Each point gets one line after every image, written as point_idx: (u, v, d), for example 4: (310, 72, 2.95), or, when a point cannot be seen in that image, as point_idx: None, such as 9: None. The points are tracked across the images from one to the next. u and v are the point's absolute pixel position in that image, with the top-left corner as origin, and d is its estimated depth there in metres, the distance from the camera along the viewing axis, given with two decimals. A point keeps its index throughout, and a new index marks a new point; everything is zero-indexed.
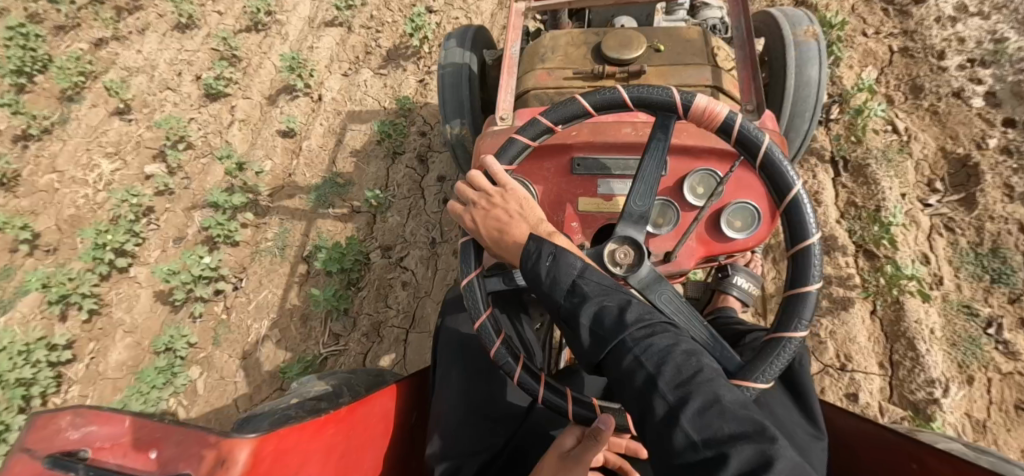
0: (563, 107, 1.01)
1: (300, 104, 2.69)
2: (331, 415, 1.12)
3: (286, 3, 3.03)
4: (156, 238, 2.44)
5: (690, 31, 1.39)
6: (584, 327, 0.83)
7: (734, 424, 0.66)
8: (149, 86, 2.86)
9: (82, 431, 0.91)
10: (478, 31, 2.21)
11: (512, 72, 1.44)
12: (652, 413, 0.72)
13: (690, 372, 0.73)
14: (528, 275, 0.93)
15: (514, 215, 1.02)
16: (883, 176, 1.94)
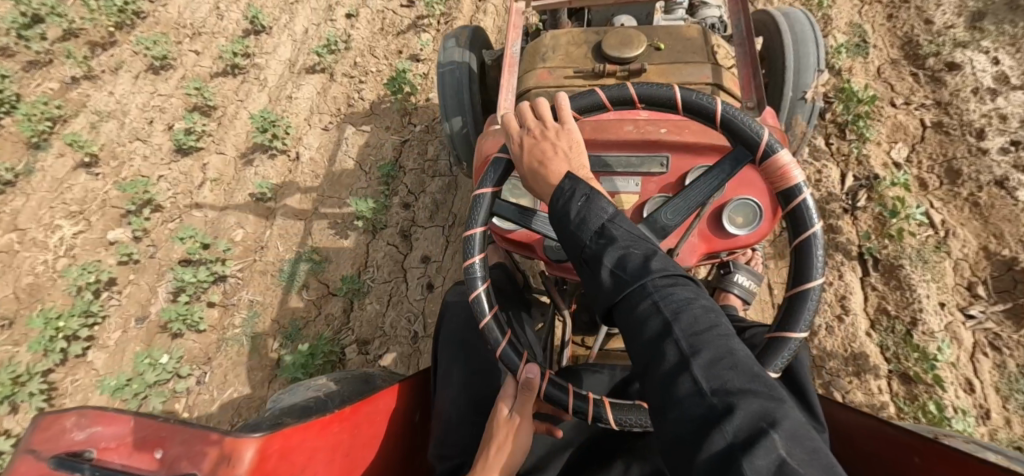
0: (657, 88, 0.99)
1: (276, 163, 2.64)
2: (336, 415, 1.12)
3: (266, 45, 3.03)
4: (117, 317, 2.30)
5: (690, 29, 1.40)
6: (606, 268, 0.80)
7: (743, 378, 0.67)
8: (119, 134, 2.78)
9: (86, 431, 0.91)
10: (477, 31, 2.22)
11: (513, 70, 1.47)
12: (662, 360, 0.72)
13: (708, 325, 0.72)
14: (553, 209, 0.89)
15: (560, 154, 0.93)
16: (918, 280, 1.84)
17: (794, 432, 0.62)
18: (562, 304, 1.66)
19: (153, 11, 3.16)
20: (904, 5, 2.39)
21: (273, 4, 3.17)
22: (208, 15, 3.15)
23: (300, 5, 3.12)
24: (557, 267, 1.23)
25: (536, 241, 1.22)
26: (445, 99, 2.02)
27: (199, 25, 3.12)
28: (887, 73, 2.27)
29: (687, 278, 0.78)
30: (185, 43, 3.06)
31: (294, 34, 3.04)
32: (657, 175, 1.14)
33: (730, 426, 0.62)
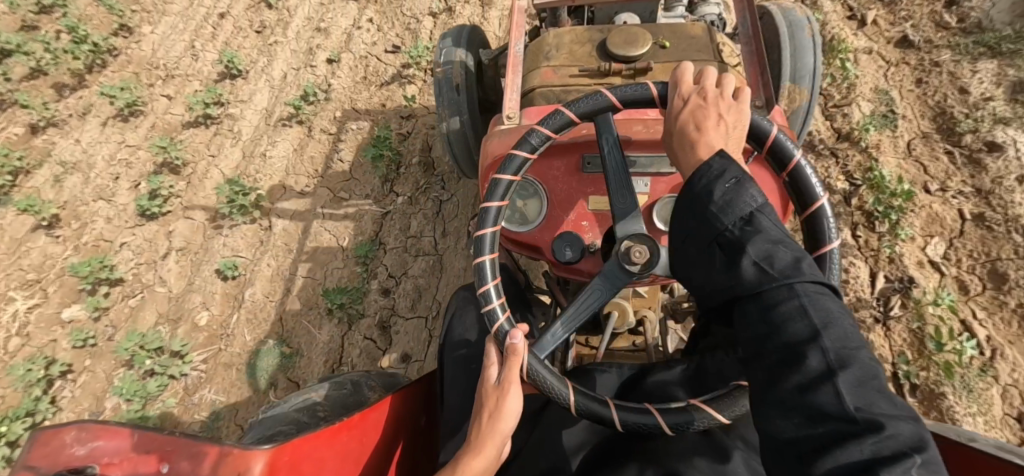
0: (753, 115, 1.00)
1: (243, 233, 2.48)
2: (347, 422, 1.10)
3: (241, 90, 2.90)
4: (69, 412, 2.13)
5: (695, 28, 1.39)
6: (749, 257, 0.74)
7: (888, 404, 0.63)
8: (83, 191, 2.60)
9: (87, 446, 0.87)
10: (473, 30, 2.19)
11: (518, 70, 1.43)
12: (800, 363, 0.67)
13: (854, 342, 0.68)
14: (693, 185, 0.83)
15: (722, 126, 0.91)
16: (963, 413, 1.71)
17: (936, 467, 0.58)
18: (565, 302, 1.65)
19: (126, 47, 3.02)
20: (935, 68, 2.28)
21: (250, 43, 3.05)
22: (182, 54, 3.01)
23: (279, 46, 3.01)
24: (563, 269, 1.20)
25: (543, 243, 1.19)
26: (442, 97, 2.00)
27: (172, 65, 2.98)
28: (918, 149, 2.16)
29: (835, 293, 0.74)
30: (157, 85, 2.91)
31: (272, 79, 2.92)
32: (666, 175, 1.13)
33: (877, 447, 0.58)
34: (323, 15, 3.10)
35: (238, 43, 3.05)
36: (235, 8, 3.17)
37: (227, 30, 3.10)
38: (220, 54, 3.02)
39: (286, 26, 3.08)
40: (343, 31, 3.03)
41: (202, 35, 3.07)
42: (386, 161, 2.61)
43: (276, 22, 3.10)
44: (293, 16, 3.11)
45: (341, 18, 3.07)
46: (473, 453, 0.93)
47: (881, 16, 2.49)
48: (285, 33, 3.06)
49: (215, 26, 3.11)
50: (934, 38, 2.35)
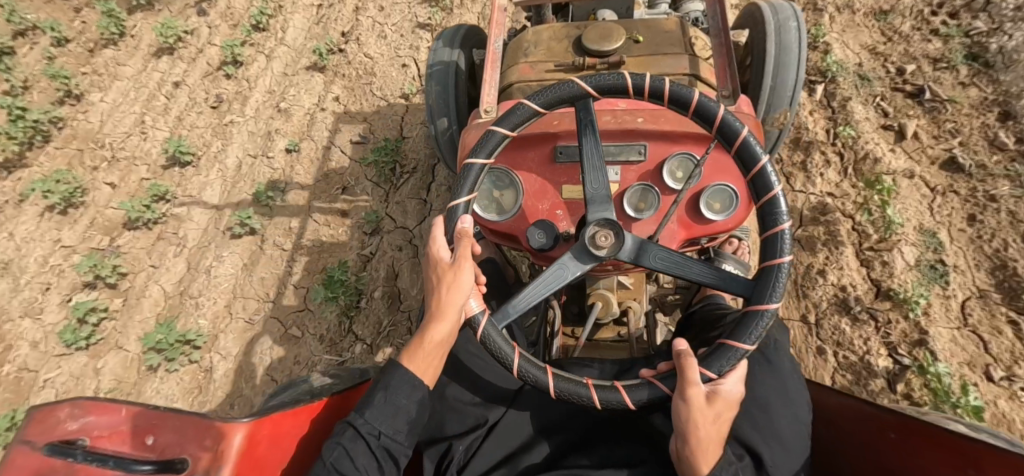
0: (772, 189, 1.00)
1: (181, 380, 2.09)
2: (320, 403, 1.18)
3: (192, 184, 2.52)
4: None
5: (668, 23, 1.43)
6: None
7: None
8: (9, 301, 2.23)
9: (80, 422, 0.92)
10: (471, 30, 2.25)
11: (496, 67, 1.46)
12: None
13: None
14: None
15: (717, 436, 0.93)
16: None
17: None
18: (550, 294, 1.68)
19: (74, 119, 2.66)
20: (991, 204, 1.86)
21: (204, 121, 2.69)
22: (130, 130, 2.65)
23: (235, 127, 2.66)
24: (540, 256, 1.24)
25: (520, 231, 1.23)
26: (431, 93, 2.05)
27: (118, 145, 2.61)
28: (975, 313, 1.73)
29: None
30: (101, 169, 2.55)
31: (224, 168, 2.56)
32: (635, 163, 1.17)
33: None
34: (285, 89, 2.76)
35: (191, 123, 2.69)
36: (190, 77, 2.81)
37: (182, 102, 2.75)
38: (167, 140, 2.64)
39: (244, 100, 2.74)
40: (306, 111, 2.69)
41: (153, 107, 2.73)
42: (340, 303, 2.18)
43: (234, 95, 2.76)
44: (253, 88, 2.77)
45: (303, 99, 2.73)
46: (435, 320, 1.04)
47: (923, 127, 2.05)
48: (242, 110, 2.71)
49: (169, 96, 2.77)
50: (989, 163, 1.92)
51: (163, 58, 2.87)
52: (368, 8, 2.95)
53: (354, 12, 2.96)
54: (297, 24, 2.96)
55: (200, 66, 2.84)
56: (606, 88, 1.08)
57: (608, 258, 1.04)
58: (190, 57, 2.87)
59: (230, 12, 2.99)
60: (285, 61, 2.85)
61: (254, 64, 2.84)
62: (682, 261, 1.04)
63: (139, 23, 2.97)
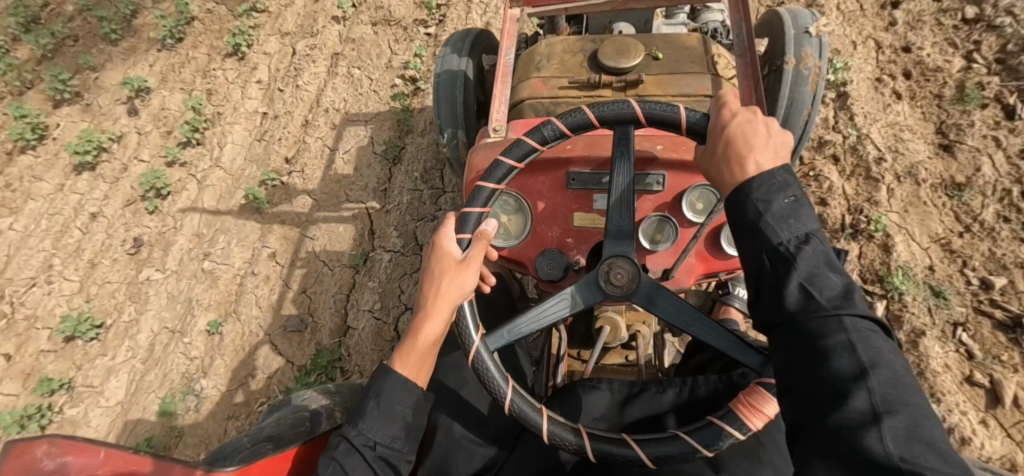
0: (613, 106, 1.01)
1: None
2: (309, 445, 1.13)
3: (96, 373, 2.26)
4: None
5: (689, 38, 1.35)
6: (795, 291, 0.74)
7: (941, 461, 0.60)
8: None
9: (56, 461, 0.87)
10: (480, 34, 2.18)
11: (506, 81, 1.39)
12: (834, 373, 0.69)
13: (899, 396, 0.66)
14: (752, 189, 0.81)
15: (753, 145, 0.85)
16: None
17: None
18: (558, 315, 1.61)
19: None
20: None
21: (118, 275, 2.45)
22: (36, 275, 2.44)
23: (151, 286, 2.40)
24: (548, 285, 1.18)
25: (526, 259, 1.17)
26: (441, 108, 1.99)
27: (19, 299, 2.39)
28: None
29: (886, 330, 0.73)
30: None
31: (134, 347, 2.29)
32: (654, 192, 1.10)
33: (890, 430, 0.62)
34: (214, 234, 2.48)
35: (103, 276, 2.44)
36: (108, 207, 2.58)
37: (97, 240, 2.52)
38: (68, 313, 2.37)
39: (166, 247, 2.48)
40: (235, 273, 2.37)
41: (63, 246, 2.51)
42: None
43: (155, 237, 2.52)
44: (178, 229, 2.53)
45: (233, 237, 2.45)
46: (428, 315, 0.96)
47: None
48: (164, 262, 2.45)
49: (83, 229, 2.54)
50: None
51: (83, 175, 2.65)
52: (318, 125, 2.68)
53: (303, 127, 2.69)
54: (236, 139, 2.70)
55: (123, 193, 2.61)
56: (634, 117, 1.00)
57: (621, 296, 1.01)
58: (113, 175, 2.65)
59: (163, 115, 2.76)
60: (218, 192, 2.58)
61: (183, 193, 2.61)
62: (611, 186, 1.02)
63: (63, 121, 2.73)
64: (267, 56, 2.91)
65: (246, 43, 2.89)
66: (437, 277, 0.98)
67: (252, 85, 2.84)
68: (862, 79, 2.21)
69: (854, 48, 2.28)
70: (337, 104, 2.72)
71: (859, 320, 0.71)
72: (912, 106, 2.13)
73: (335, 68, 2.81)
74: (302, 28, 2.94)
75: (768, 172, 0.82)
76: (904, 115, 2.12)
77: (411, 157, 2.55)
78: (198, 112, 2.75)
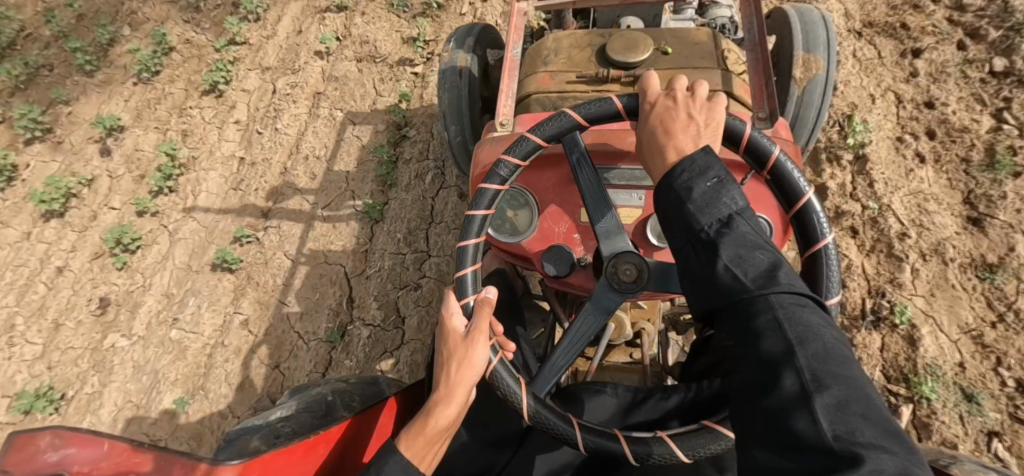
0: (554, 123, 1.03)
1: None
2: (324, 434, 1.09)
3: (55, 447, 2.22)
4: None
5: (699, 33, 1.34)
6: (721, 270, 0.73)
7: (876, 433, 0.58)
8: None
9: (60, 453, 0.86)
10: (485, 29, 2.17)
11: (513, 75, 1.38)
12: (765, 351, 0.67)
13: (833, 363, 0.65)
14: (674, 178, 0.81)
15: (685, 130, 0.88)
16: None
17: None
18: (562, 313, 1.59)
19: None
20: None
21: (83, 340, 2.39)
22: None
23: (117, 355, 2.34)
24: (555, 281, 1.17)
25: (532, 255, 1.16)
26: (444, 102, 1.98)
27: None
28: None
29: (817, 303, 0.72)
30: None
31: (97, 421, 2.21)
32: None
33: (823, 405, 0.60)
34: (185, 294, 2.42)
35: (66, 341, 2.40)
36: (75, 260, 2.54)
37: (62, 297, 2.49)
38: (25, 389, 2.33)
39: (134, 310, 2.42)
40: (205, 344, 2.30)
41: (27, 302, 2.48)
42: None
43: (123, 296, 2.46)
44: (147, 288, 2.47)
45: (202, 295, 2.40)
46: (445, 401, 0.95)
47: None
48: (131, 327, 2.39)
49: (49, 285, 2.51)
50: None
51: (51, 222, 2.61)
52: (296, 175, 2.60)
53: (281, 175, 2.62)
54: (211, 186, 2.65)
55: (92, 244, 2.57)
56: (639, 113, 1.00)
57: (626, 293, 1.01)
58: (82, 224, 2.61)
59: (136, 156, 2.73)
60: (189, 246, 2.52)
61: (154, 246, 2.55)
62: (582, 191, 1.03)
63: (34, 161, 2.74)
64: (247, 93, 2.87)
65: (223, 78, 2.85)
66: (450, 356, 0.97)
67: (229, 125, 2.80)
68: (883, 139, 2.18)
69: (874, 103, 2.26)
70: (316, 150, 2.65)
71: (790, 295, 0.70)
72: (937, 171, 2.09)
73: (317, 109, 2.75)
74: (284, 62, 2.91)
75: (690, 156, 0.83)
76: (928, 182, 2.08)
77: (394, 214, 2.46)
78: (170, 156, 2.70)
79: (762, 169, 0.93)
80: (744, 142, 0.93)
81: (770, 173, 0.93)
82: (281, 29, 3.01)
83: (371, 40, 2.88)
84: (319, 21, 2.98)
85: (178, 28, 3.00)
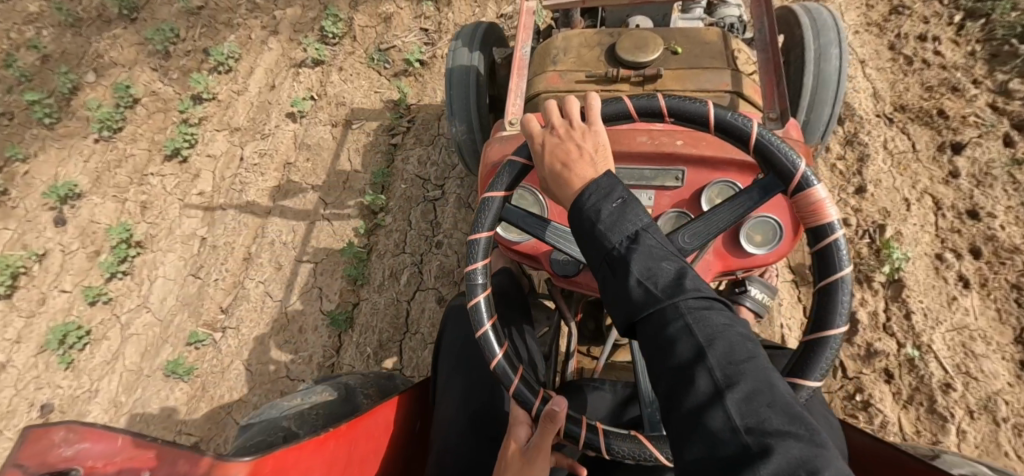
0: (485, 213, 1.00)
1: None
2: (335, 430, 1.09)
3: None
4: None
5: (709, 32, 1.33)
6: (634, 283, 0.73)
7: (783, 419, 0.61)
8: None
9: (74, 447, 0.88)
10: (490, 28, 2.16)
11: (522, 74, 1.38)
12: (676, 358, 0.68)
13: (742, 357, 0.67)
14: (582, 202, 0.81)
15: (584, 156, 0.87)
16: None
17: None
18: (566, 311, 1.59)
19: None
20: None
21: None
22: None
23: None
24: (562, 281, 1.19)
25: (541, 255, 1.19)
26: (453, 100, 1.97)
27: None
28: None
29: (722, 301, 0.73)
30: None
31: None
32: (671, 188, 1.08)
33: (734, 403, 0.62)
34: (132, 399, 2.35)
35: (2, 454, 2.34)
36: (18, 355, 2.51)
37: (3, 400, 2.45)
38: None
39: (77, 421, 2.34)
40: None
41: None
42: None
43: (68, 401, 2.41)
44: (94, 394, 2.40)
45: (151, 405, 2.29)
46: None
47: None
48: None
49: None
50: None
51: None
52: (261, 263, 2.44)
53: (244, 263, 2.50)
54: (168, 271, 2.59)
55: (37, 335, 2.55)
56: (645, 111, 0.94)
57: None
58: (30, 308, 2.59)
59: (90, 229, 2.70)
60: (142, 343, 2.47)
61: (102, 342, 2.52)
62: (547, 239, 1.03)
63: None
64: (212, 159, 2.81)
65: (182, 144, 2.79)
66: (508, 466, 0.98)
67: (192, 198, 2.73)
68: (920, 255, 1.92)
69: (909, 208, 2.01)
70: (283, 236, 2.49)
71: (700, 299, 0.71)
72: (983, 299, 1.83)
73: (287, 184, 2.62)
74: (254, 123, 2.84)
75: (594, 180, 0.83)
76: (974, 314, 1.82)
77: (364, 323, 2.26)
78: (123, 241, 2.65)
79: (662, 118, 0.95)
80: (633, 112, 0.95)
81: (670, 117, 0.95)
82: (253, 82, 2.93)
83: (346, 100, 2.77)
84: (293, 76, 2.88)
85: (146, 79, 2.94)
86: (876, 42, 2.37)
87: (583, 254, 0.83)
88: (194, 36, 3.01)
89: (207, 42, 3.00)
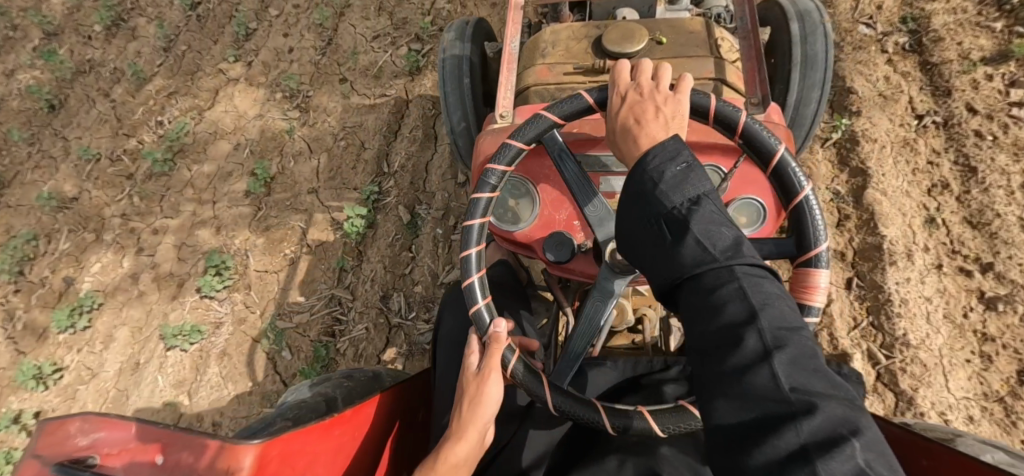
0: (535, 125, 1.09)
1: None
2: (338, 416, 1.13)
3: None
4: None
5: (694, 22, 1.36)
6: (692, 242, 0.75)
7: (823, 384, 0.64)
8: None
9: (90, 437, 0.92)
10: (479, 23, 2.19)
11: (511, 67, 1.40)
12: (728, 316, 0.70)
13: (790, 325, 0.70)
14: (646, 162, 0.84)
15: (660, 118, 0.91)
16: None
17: (873, 446, 0.59)
18: (564, 300, 1.64)
19: None
20: None
21: None
22: None
23: None
24: (556, 268, 1.22)
25: (535, 242, 1.23)
26: (447, 93, 2.01)
27: None
28: None
29: (773, 274, 0.76)
30: None
31: None
32: None
33: (783, 362, 0.65)
34: None
35: None
36: None
37: None
38: None
39: None
40: None
41: None
42: None
43: None
44: None
45: None
46: (458, 437, 0.98)
47: None
48: None
49: None
50: None
51: None
52: None
53: None
54: None
55: None
56: (723, 117, 0.99)
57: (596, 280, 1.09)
58: None
59: None
60: None
61: None
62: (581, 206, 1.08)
63: None
64: None
65: None
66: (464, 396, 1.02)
67: None
68: None
69: None
70: None
71: (754, 267, 0.74)
72: None
73: None
74: None
75: (661, 143, 0.86)
76: None
77: None
78: None
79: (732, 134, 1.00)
80: (712, 112, 0.99)
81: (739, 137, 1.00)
82: (110, 356, 2.55)
83: (239, 388, 2.36)
84: (159, 362, 2.48)
85: None
86: (954, 329, 1.85)
87: (632, 212, 0.84)
88: (57, 251, 2.79)
89: (70, 266, 2.75)
